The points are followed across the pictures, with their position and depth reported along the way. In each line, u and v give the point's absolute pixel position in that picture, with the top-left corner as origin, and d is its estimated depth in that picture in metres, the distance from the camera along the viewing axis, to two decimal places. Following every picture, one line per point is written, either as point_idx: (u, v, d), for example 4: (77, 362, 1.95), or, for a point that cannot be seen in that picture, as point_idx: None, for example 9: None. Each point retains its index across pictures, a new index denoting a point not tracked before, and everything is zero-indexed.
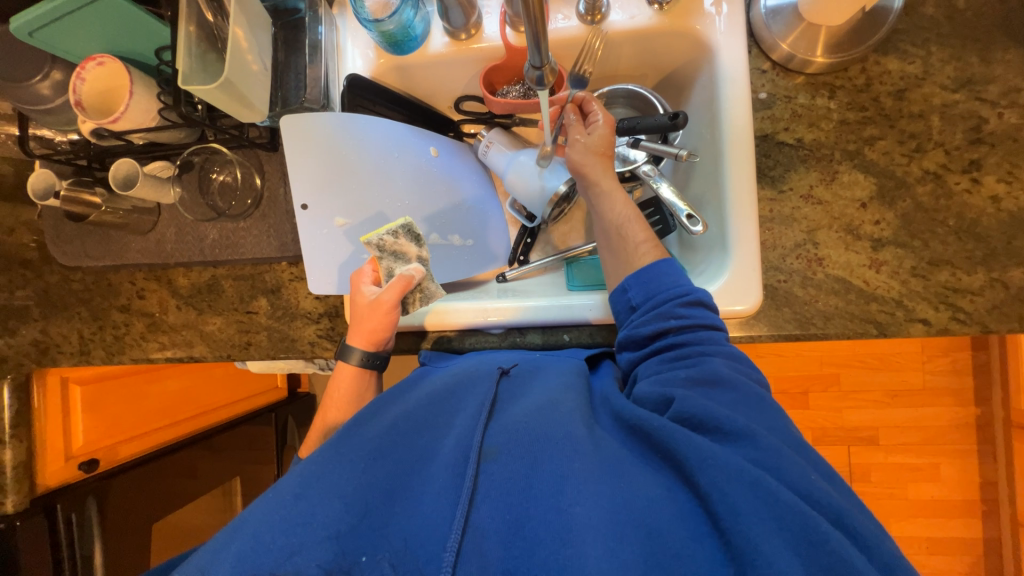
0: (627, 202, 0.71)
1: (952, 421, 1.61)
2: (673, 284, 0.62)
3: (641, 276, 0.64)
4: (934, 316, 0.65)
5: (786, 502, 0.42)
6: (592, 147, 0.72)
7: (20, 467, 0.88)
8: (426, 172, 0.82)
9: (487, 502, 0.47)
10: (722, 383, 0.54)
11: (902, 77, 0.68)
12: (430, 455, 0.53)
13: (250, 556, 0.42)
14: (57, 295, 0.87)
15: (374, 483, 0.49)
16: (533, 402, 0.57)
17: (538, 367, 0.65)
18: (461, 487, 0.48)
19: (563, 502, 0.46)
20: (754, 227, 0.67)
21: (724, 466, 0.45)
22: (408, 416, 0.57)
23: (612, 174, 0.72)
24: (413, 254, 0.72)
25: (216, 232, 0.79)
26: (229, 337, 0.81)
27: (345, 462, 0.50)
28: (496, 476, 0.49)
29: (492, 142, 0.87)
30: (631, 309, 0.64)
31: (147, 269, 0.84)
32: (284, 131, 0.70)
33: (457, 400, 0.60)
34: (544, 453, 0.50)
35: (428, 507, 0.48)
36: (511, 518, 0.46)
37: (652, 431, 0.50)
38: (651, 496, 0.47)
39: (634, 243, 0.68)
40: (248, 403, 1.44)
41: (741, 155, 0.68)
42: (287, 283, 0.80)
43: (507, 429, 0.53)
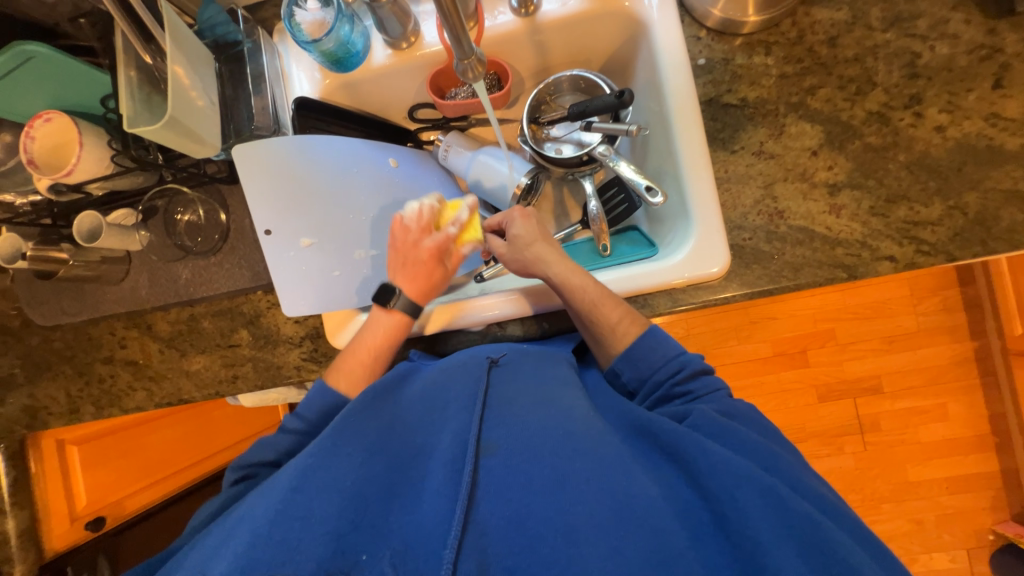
0: (582, 281, 0.65)
1: (952, 358, 1.62)
2: (661, 360, 0.61)
3: (630, 358, 0.62)
4: (900, 252, 0.66)
5: (797, 510, 0.42)
6: (524, 246, 0.70)
7: (24, 534, 0.88)
8: (387, 182, 0.82)
9: (487, 498, 0.47)
10: (734, 408, 0.56)
11: (832, 24, 0.70)
12: (425, 451, 0.53)
13: (249, 558, 0.41)
14: (40, 356, 0.86)
15: (372, 479, 0.49)
16: (528, 394, 0.57)
17: (527, 352, 0.65)
18: (459, 488, 0.47)
19: (564, 501, 0.45)
20: (711, 189, 0.68)
21: (734, 473, 0.45)
22: (403, 419, 0.56)
23: (556, 258, 0.68)
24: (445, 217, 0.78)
25: (188, 271, 0.79)
26: (216, 373, 0.81)
27: (343, 455, 0.49)
28: (495, 473, 0.49)
29: (450, 146, 0.89)
30: (631, 394, 0.64)
31: (126, 318, 0.84)
32: (238, 158, 0.69)
33: (448, 389, 0.58)
34: (548, 450, 0.49)
35: (426, 508, 0.47)
36: (511, 515, 0.46)
37: (656, 431, 0.52)
38: (651, 496, 0.46)
39: (608, 326, 0.63)
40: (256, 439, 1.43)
41: (686, 118, 0.69)
42: (266, 312, 0.80)
43: (506, 423, 0.53)
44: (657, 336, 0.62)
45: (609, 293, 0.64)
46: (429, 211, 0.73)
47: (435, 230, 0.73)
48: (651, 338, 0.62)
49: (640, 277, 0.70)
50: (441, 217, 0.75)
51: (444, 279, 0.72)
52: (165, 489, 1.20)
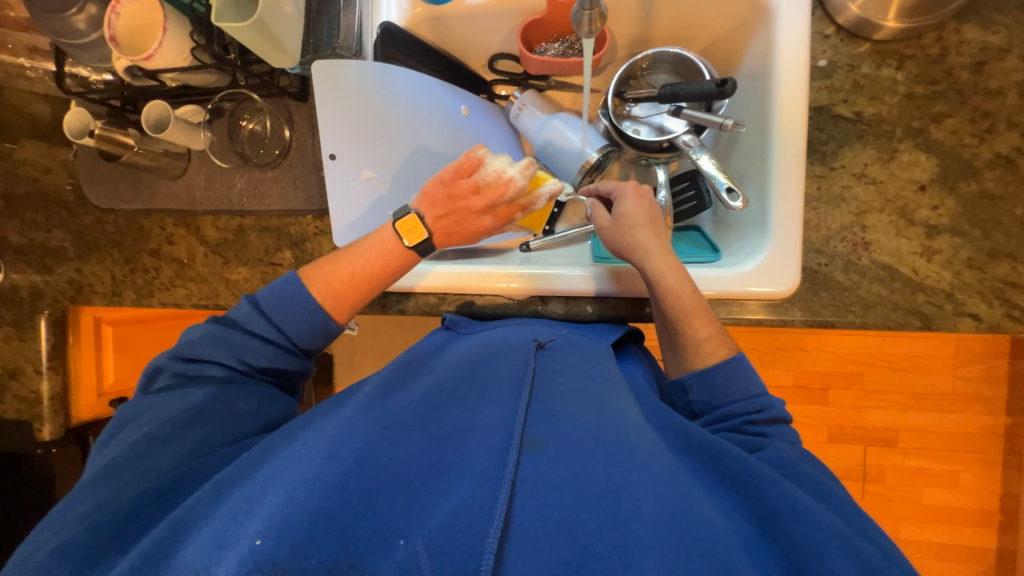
0: (680, 286, 0.62)
1: (979, 429, 1.56)
2: (741, 392, 0.58)
3: (707, 380, 0.60)
4: (986, 311, 0.61)
5: (883, 573, 0.41)
6: (630, 229, 0.66)
7: (58, 397, 0.92)
8: (457, 131, 0.78)
9: (533, 500, 0.43)
10: (801, 450, 0.55)
11: (982, 48, 0.62)
12: (466, 428, 0.50)
13: (279, 523, 0.39)
14: (92, 235, 0.88)
15: (411, 456, 0.46)
16: (576, 390, 0.54)
17: (577, 348, 0.63)
18: (504, 476, 0.43)
19: (621, 516, 0.41)
20: (798, 204, 0.64)
21: (811, 520, 0.43)
22: (443, 393, 0.54)
23: (661, 252, 0.64)
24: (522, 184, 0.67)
25: (244, 181, 0.79)
26: (254, 288, 0.82)
27: (380, 428, 0.48)
28: (546, 471, 0.45)
29: (525, 105, 0.85)
30: (692, 415, 0.62)
31: (176, 216, 0.84)
32: (314, 74, 0.67)
33: (490, 373, 0.57)
34: (604, 458, 0.46)
35: (464, 492, 0.42)
36: (561, 520, 0.41)
37: (719, 457, 0.49)
38: (716, 525, 0.43)
39: (693, 339, 0.62)
40: None
41: (791, 123, 0.64)
42: (312, 237, 0.80)
43: (554, 420, 0.49)
44: (742, 367, 0.59)
45: (706, 306, 0.62)
46: (514, 190, 0.64)
47: (512, 203, 0.67)
48: (737, 368, 0.59)
49: (699, 281, 0.66)
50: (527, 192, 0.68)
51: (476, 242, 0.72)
52: None
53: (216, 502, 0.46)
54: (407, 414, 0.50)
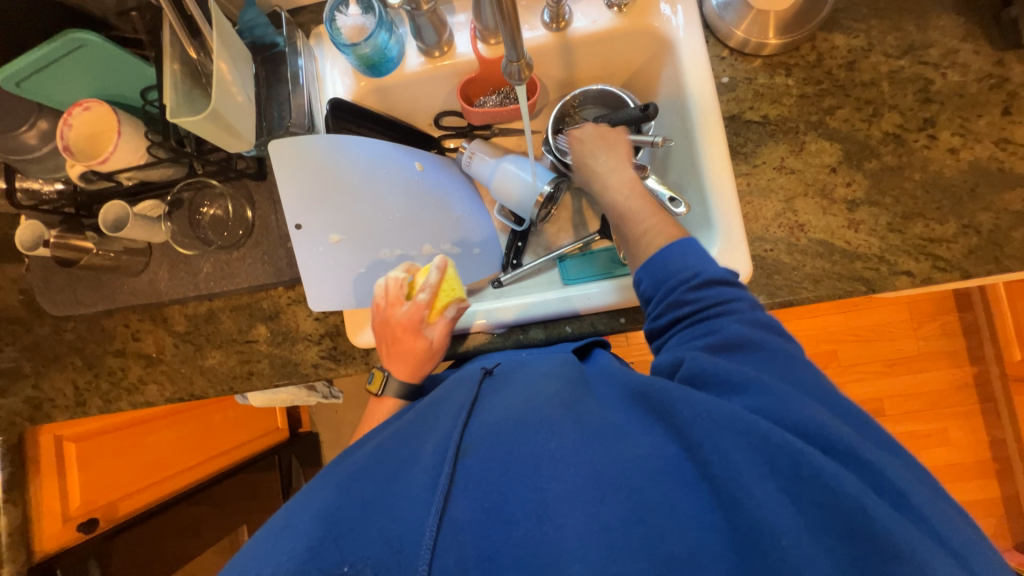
0: (628, 190, 0.71)
1: (952, 382, 1.64)
2: (679, 268, 0.57)
3: (651, 266, 0.59)
4: (916, 267, 0.68)
5: (777, 443, 0.40)
6: (586, 150, 0.77)
7: (15, 534, 0.87)
8: (415, 185, 0.83)
9: (463, 493, 0.43)
10: (753, 346, 0.49)
11: (849, 50, 0.73)
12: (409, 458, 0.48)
13: None
14: (49, 347, 0.85)
15: (356, 497, 0.45)
16: (515, 388, 0.54)
17: (524, 364, 0.62)
18: (437, 488, 0.44)
19: (540, 479, 0.43)
20: (733, 201, 0.71)
21: (712, 417, 0.42)
22: (392, 434, 0.54)
23: (610, 163, 0.74)
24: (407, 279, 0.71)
25: (210, 265, 0.80)
26: (231, 369, 0.80)
27: (330, 481, 0.48)
28: (475, 471, 0.44)
29: (474, 153, 0.91)
30: (645, 302, 0.60)
31: (141, 310, 0.83)
32: (274, 154, 0.69)
33: (440, 405, 0.56)
34: (523, 432, 0.46)
35: (404, 510, 0.43)
36: (487, 503, 0.43)
37: (651, 393, 0.47)
38: (637, 454, 0.43)
39: (636, 231, 0.66)
40: (248, 448, 1.42)
41: (711, 131, 0.72)
42: (286, 308, 0.80)
43: (487, 423, 0.49)
44: (684, 246, 0.59)
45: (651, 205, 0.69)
46: (398, 283, 0.70)
47: (408, 300, 0.70)
48: (677, 248, 0.59)
49: None
50: (413, 285, 0.71)
51: (429, 351, 0.69)
52: (165, 491, 1.18)
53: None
54: (356, 463, 0.50)
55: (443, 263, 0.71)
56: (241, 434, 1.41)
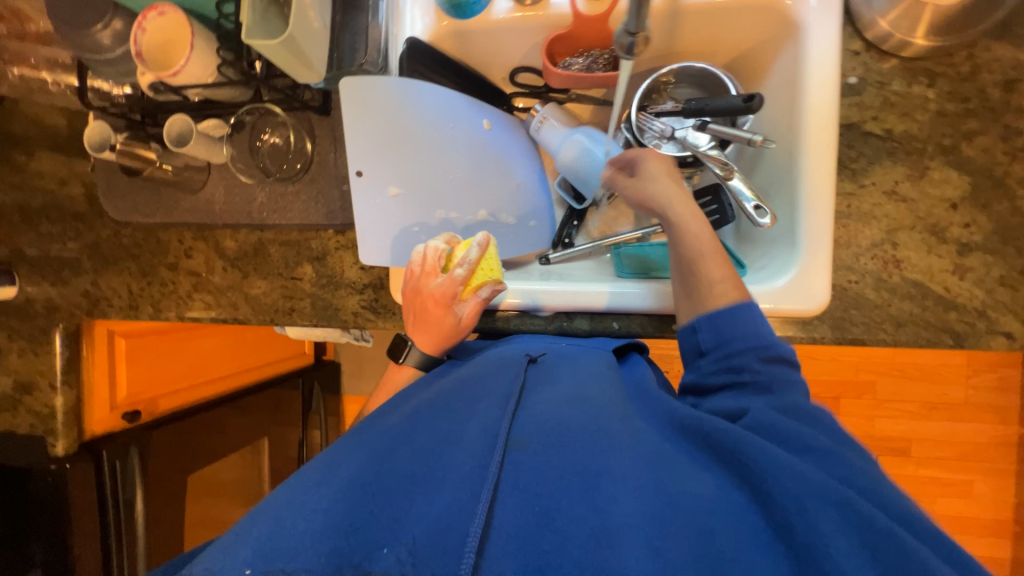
0: (704, 232, 0.64)
1: (992, 438, 1.56)
2: (749, 333, 0.56)
3: (714, 319, 0.58)
4: (1019, 329, 0.61)
5: (880, 527, 0.37)
6: (653, 177, 0.71)
7: (69, 412, 0.95)
8: (480, 145, 0.78)
9: (514, 493, 0.43)
10: (806, 410, 0.51)
11: (1014, 66, 0.62)
12: (449, 437, 0.48)
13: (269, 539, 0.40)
14: (108, 249, 0.88)
15: (396, 470, 0.46)
16: (562, 391, 0.55)
17: (569, 356, 0.63)
18: (485, 480, 0.43)
19: (599, 500, 0.42)
20: (828, 222, 0.63)
21: (800, 477, 0.41)
22: (431, 403, 0.55)
23: (682, 199, 0.67)
24: (445, 249, 0.68)
25: (265, 195, 0.79)
26: (274, 302, 0.81)
27: (367, 449, 0.49)
28: (525, 468, 0.45)
29: (546, 118, 0.85)
30: (698, 353, 0.60)
31: (195, 229, 0.84)
32: (342, 93, 0.65)
33: (481, 385, 0.56)
34: (582, 445, 0.46)
35: (447, 495, 0.43)
36: (539, 510, 0.42)
37: (707, 431, 0.47)
38: (702, 495, 0.42)
39: (709, 280, 0.61)
40: (277, 366, 1.51)
41: (822, 139, 0.63)
42: (333, 252, 0.79)
43: (537, 421, 0.49)
44: (752, 312, 0.57)
45: (722, 254, 0.63)
46: (434, 253, 0.67)
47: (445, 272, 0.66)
48: (745, 310, 0.57)
49: None
50: (451, 258, 0.68)
51: (457, 328, 0.68)
52: (199, 395, 1.25)
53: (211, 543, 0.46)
54: (394, 432, 0.51)
55: (486, 241, 0.67)
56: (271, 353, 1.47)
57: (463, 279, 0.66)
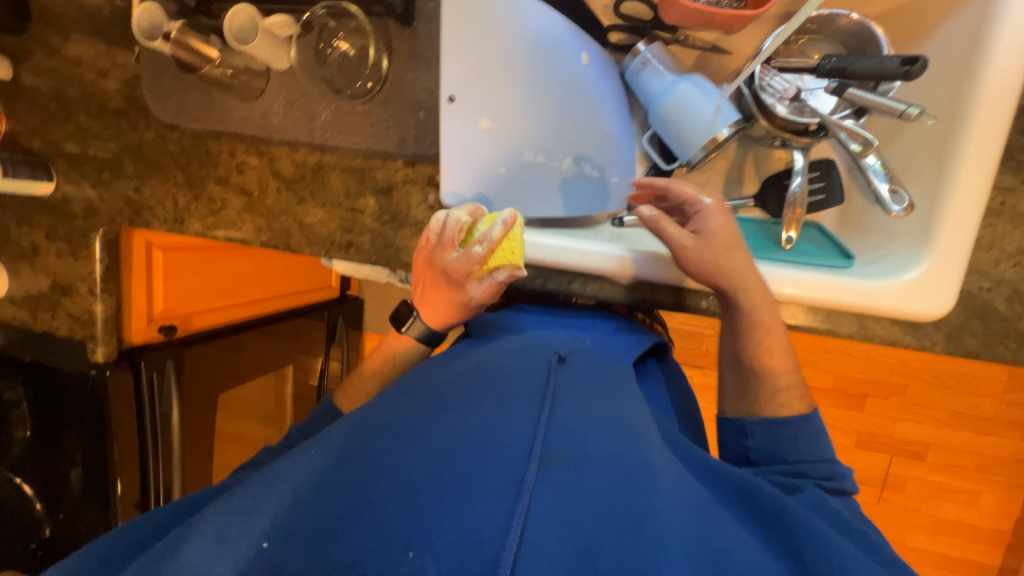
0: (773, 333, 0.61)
1: (1012, 454, 1.55)
2: (810, 453, 0.57)
3: (775, 433, 0.59)
4: None
5: None
6: (717, 241, 0.61)
7: (109, 321, 0.92)
8: (574, 83, 0.68)
9: (549, 516, 0.40)
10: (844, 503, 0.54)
11: None
12: (482, 433, 0.46)
13: (312, 529, 0.42)
14: (153, 153, 0.81)
15: (426, 467, 0.44)
16: (596, 403, 0.52)
17: (595, 361, 0.62)
18: (519, 495, 0.41)
19: (642, 542, 0.40)
20: (973, 221, 0.57)
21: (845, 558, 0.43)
22: (458, 388, 0.53)
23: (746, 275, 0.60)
24: (467, 219, 0.63)
25: (330, 112, 0.71)
26: (330, 234, 0.76)
27: (395, 434, 0.47)
28: (562, 488, 0.42)
29: (648, 61, 0.75)
30: (745, 459, 0.61)
31: (248, 142, 0.76)
32: (448, 4, 0.60)
33: (511, 381, 0.54)
34: (622, 474, 0.45)
35: (479, 507, 0.41)
36: (577, 537, 0.40)
37: (752, 494, 0.48)
38: (747, 553, 0.43)
39: (772, 386, 0.61)
40: (300, 297, 1.49)
41: (992, 122, 0.55)
42: (400, 185, 0.72)
43: (573, 433, 0.47)
44: (816, 426, 0.59)
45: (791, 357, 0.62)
46: (453, 225, 0.63)
47: (462, 248, 0.63)
48: (810, 427, 0.59)
49: (834, 293, 0.61)
50: (472, 231, 0.63)
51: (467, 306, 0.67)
52: (229, 318, 1.25)
53: (243, 496, 0.48)
54: (422, 420, 0.49)
55: (512, 219, 0.62)
56: (293, 284, 1.45)
57: (477, 263, 0.62)
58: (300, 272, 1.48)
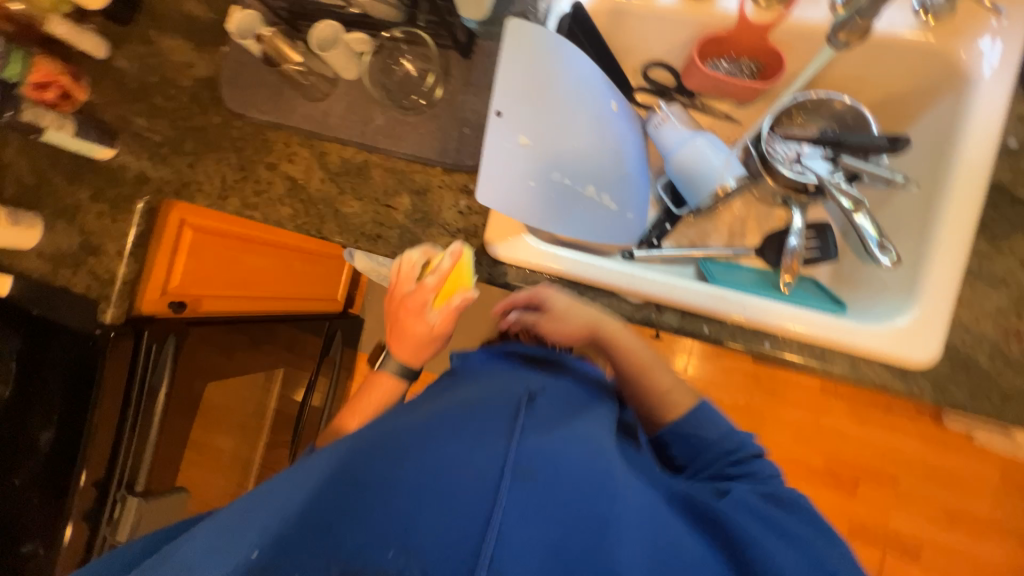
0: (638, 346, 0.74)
1: (1011, 565, 1.53)
2: (717, 444, 0.67)
3: (690, 442, 0.69)
4: None
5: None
6: (571, 321, 0.71)
7: (127, 284, 0.95)
8: (603, 123, 0.78)
9: (518, 523, 0.46)
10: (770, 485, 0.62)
11: None
12: (450, 454, 0.49)
13: (304, 546, 0.46)
14: (214, 135, 0.89)
15: (401, 485, 0.47)
16: (557, 424, 0.56)
17: (559, 385, 0.66)
18: (491, 509, 0.46)
19: (605, 544, 0.47)
20: (956, 278, 0.63)
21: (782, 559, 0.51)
22: (431, 410, 0.56)
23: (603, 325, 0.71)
24: (421, 257, 0.72)
25: (384, 119, 0.80)
26: (362, 225, 0.81)
27: (371, 456, 0.51)
28: (529, 500, 0.47)
29: (668, 117, 0.84)
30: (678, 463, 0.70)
31: (304, 136, 0.85)
32: (507, 31, 0.67)
33: (481, 401, 0.57)
34: (584, 486, 0.50)
35: (455, 519, 0.46)
36: (546, 540, 0.46)
37: (695, 502, 0.57)
38: (695, 550, 0.51)
39: (659, 389, 0.72)
40: (299, 302, 1.55)
41: (968, 194, 0.63)
42: (434, 189, 0.79)
43: (538, 451, 0.51)
44: (707, 413, 0.70)
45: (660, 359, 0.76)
46: (410, 263, 0.71)
47: (418, 280, 0.71)
48: (703, 418, 0.70)
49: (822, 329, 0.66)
50: (427, 267, 0.72)
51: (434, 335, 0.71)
52: (233, 307, 1.29)
53: (246, 504, 0.53)
54: (396, 437, 0.52)
55: (458, 250, 0.70)
56: (298, 288, 1.52)
57: (432, 291, 0.69)
58: (306, 279, 1.54)
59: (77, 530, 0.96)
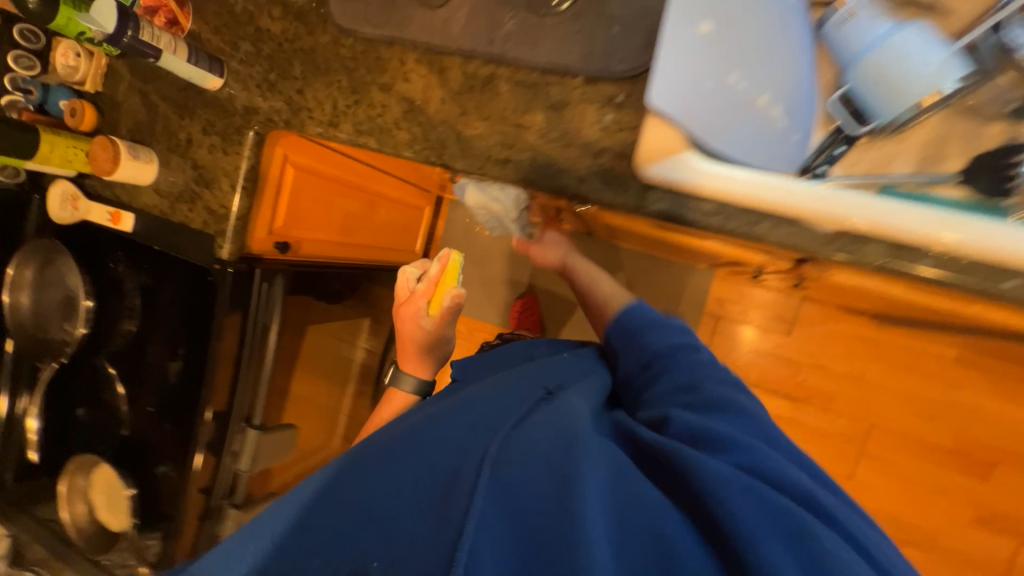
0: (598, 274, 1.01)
1: None
2: (640, 327, 0.82)
3: (623, 329, 0.84)
4: None
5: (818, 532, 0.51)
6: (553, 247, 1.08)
7: (242, 220, 0.93)
8: (786, 21, 0.66)
9: (486, 513, 0.49)
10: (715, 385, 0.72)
11: None
12: (437, 440, 0.58)
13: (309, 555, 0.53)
14: (323, 56, 0.82)
15: (383, 492, 0.54)
16: (527, 414, 0.61)
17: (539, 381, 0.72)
18: (457, 507, 0.49)
19: (578, 520, 0.47)
20: None
21: (741, 495, 0.53)
22: (418, 426, 0.63)
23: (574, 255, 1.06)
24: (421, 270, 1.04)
25: (515, 23, 0.70)
26: (489, 148, 0.73)
27: (361, 472, 0.58)
28: (501, 483, 0.51)
29: (856, 10, 0.67)
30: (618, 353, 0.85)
31: (422, 52, 0.76)
32: None
33: (462, 406, 0.65)
34: (552, 464, 0.53)
35: (425, 521, 0.50)
36: (518, 532, 0.49)
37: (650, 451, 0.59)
38: (666, 508, 0.53)
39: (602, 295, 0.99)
40: (382, 253, 1.53)
41: None
42: (574, 103, 0.69)
43: (510, 437, 0.56)
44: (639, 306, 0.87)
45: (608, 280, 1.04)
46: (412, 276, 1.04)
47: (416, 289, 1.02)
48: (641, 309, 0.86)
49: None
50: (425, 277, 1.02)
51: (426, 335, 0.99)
52: (325, 253, 1.27)
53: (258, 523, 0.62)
54: (384, 454, 0.60)
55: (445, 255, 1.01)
56: (380, 238, 1.48)
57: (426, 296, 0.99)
58: (389, 229, 1.50)
59: (206, 460, 1.00)
